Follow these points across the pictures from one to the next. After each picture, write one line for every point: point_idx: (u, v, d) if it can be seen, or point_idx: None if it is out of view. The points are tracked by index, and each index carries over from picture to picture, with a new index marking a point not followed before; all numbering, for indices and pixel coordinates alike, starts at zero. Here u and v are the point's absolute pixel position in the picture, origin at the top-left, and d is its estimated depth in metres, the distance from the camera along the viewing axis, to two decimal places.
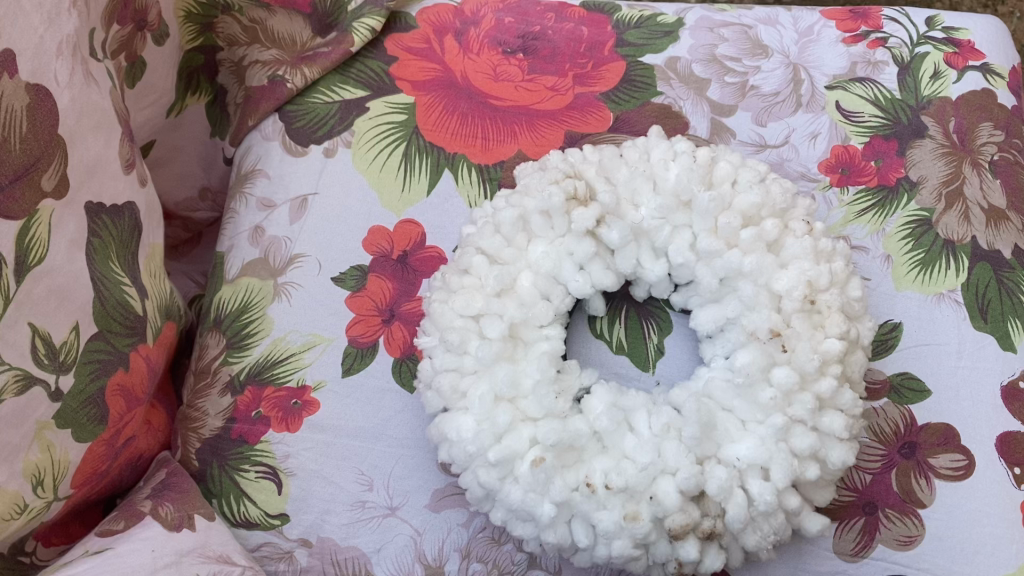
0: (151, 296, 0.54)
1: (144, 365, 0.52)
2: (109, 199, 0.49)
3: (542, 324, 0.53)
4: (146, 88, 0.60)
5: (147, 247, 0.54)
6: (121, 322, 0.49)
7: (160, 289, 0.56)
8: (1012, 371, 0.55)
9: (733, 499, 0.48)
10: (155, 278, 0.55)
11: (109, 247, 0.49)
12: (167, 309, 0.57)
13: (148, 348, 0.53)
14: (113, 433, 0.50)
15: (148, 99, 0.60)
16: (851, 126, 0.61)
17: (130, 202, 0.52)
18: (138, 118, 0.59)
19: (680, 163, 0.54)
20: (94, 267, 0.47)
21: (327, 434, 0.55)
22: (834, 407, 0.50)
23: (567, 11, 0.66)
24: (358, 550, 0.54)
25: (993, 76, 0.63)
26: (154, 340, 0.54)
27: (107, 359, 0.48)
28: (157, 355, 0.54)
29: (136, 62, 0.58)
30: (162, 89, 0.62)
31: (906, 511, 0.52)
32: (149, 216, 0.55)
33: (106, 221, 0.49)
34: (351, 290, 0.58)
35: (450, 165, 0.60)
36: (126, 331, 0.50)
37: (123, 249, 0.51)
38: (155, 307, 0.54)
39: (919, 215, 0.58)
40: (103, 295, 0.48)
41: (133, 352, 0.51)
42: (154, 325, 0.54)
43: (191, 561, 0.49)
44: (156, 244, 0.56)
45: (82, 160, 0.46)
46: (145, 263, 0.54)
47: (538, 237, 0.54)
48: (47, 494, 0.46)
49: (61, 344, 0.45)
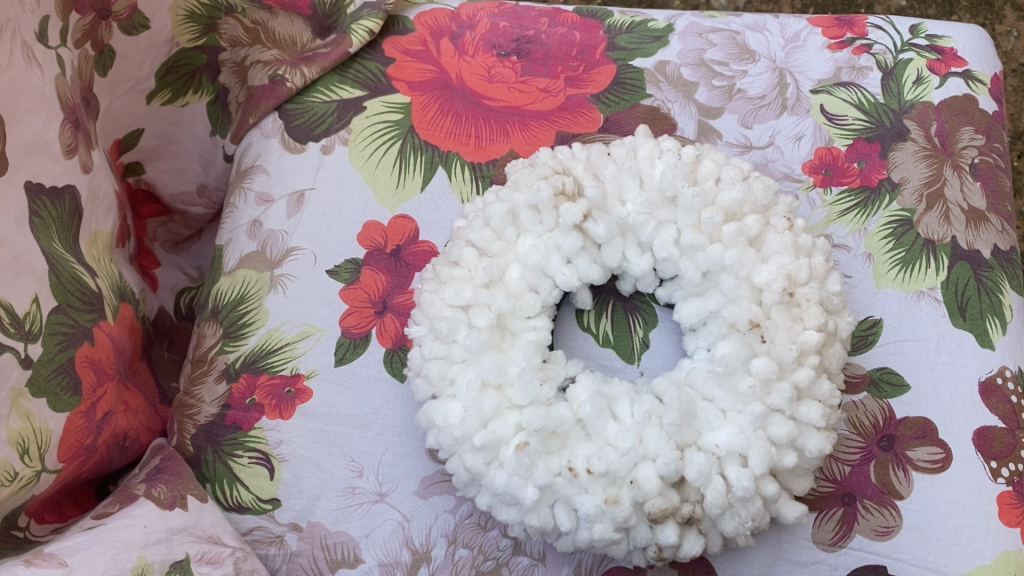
0: (101, 277, 0.56)
1: (107, 340, 0.54)
2: (48, 181, 0.51)
3: (529, 315, 0.54)
4: (119, 76, 0.62)
5: (88, 232, 0.56)
6: (79, 296, 0.51)
7: (109, 272, 0.58)
8: (990, 367, 0.56)
9: (712, 485, 0.49)
10: (101, 262, 0.57)
11: (50, 227, 0.50)
12: (120, 291, 0.59)
13: (109, 325, 0.55)
14: (90, 407, 0.52)
15: (123, 87, 0.63)
16: (835, 129, 0.63)
17: (72, 185, 0.53)
18: (113, 105, 0.63)
19: (666, 160, 0.55)
20: (41, 244, 0.49)
21: (319, 422, 0.57)
22: (811, 397, 0.51)
23: (561, 16, 0.68)
24: (347, 536, 0.55)
25: (975, 82, 0.65)
26: (113, 318, 0.56)
27: (71, 333, 0.50)
28: (119, 332, 0.57)
29: (105, 50, 0.60)
30: (138, 76, 0.64)
31: (884, 502, 0.53)
32: (92, 203, 0.57)
33: (46, 201, 0.50)
34: (345, 282, 0.60)
35: (443, 163, 0.62)
36: (84, 306, 0.52)
37: (65, 231, 0.52)
38: (107, 286, 0.57)
39: (900, 215, 0.60)
40: (57, 269, 0.50)
41: (96, 327, 0.53)
42: (110, 304, 0.56)
43: (181, 539, 0.51)
44: (101, 231, 0.58)
45: (19, 140, 0.48)
46: (88, 248, 0.56)
47: (527, 232, 0.56)
48: (34, 463, 0.47)
49: (25, 315, 0.47)
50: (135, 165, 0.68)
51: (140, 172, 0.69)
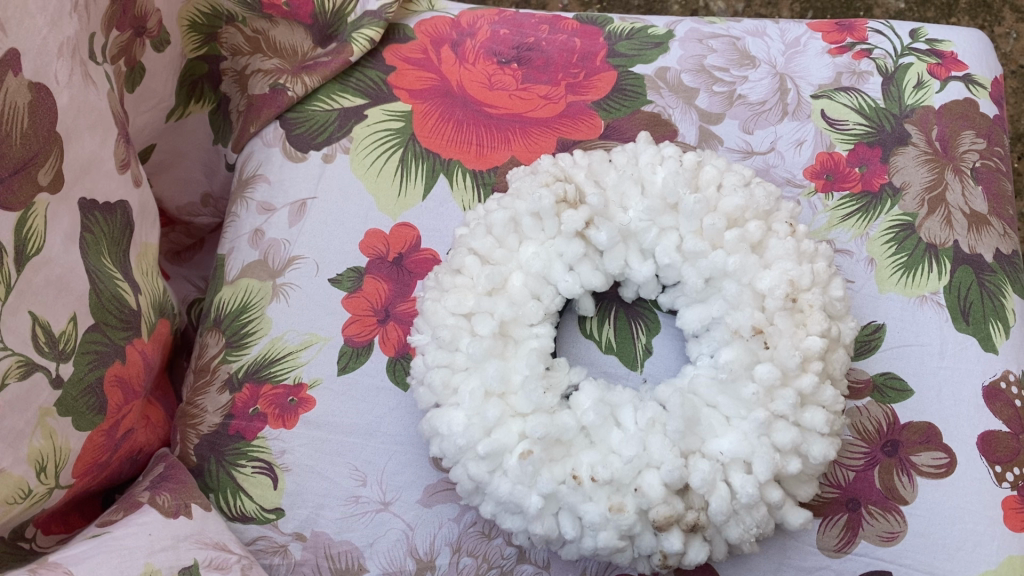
0: (145, 293, 0.56)
1: (140, 358, 0.54)
2: (102, 197, 0.51)
3: (532, 322, 0.55)
4: (146, 92, 0.62)
5: (139, 246, 0.56)
6: (117, 315, 0.51)
7: (153, 287, 0.57)
8: (993, 372, 0.56)
9: (716, 492, 0.49)
10: (147, 276, 0.57)
11: (100, 243, 0.50)
12: (161, 306, 0.58)
13: (143, 343, 0.55)
14: (112, 425, 0.52)
15: (147, 104, 0.62)
16: (836, 134, 0.63)
17: (123, 200, 0.53)
18: (137, 122, 0.62)
19: (667, 166, 0.55)
20: (88, 261, 0.49)
21: (322, 431, 0.56)
22: (815, 403, 0.51)
23: (561, 23, 0.68)
24: (351, 545, 0.55)
25: (976, 86, 0.65)
26: (149, 335, 0.56)
27: (104, 351, 0.50)
28: (153, 350, 0.56)
29: (135, 67, 0.60)
30: (162, 94, 0.64)
31: (888, 507, 0.53)
32: (142, 217, 0.57)
33: (98, 217, 0.50)
34: (347, 291, 0.60)
35: (444, 171, 0.62)
36: (122, 325, 0.52)
37: (115, 246, 0.52)
38: (149, 303, 0.56)
39: (902, 220, 0.60)
40: (99, 288, 0.50)
41: (129, 345, 0.53)
42: (148, 321, 0.56)
43: (188, 546, 0.50)
44: (149, 244, 0.58)
45: (77, 158, 0.48)
46: (138, 262, 0.56)
47: (529, 239, 0.56)
48: (50, 480, 0.47)
49: (61, 334, 0.47)
50: None
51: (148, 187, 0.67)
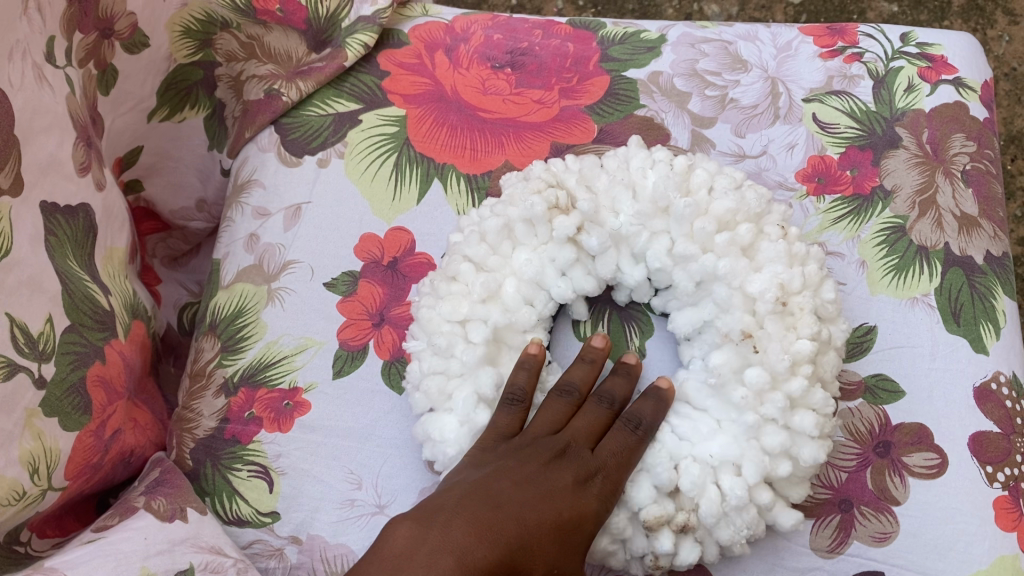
0: (116, 294, 0.57)
1: (118, 358, 0.54)
2: (63, 200, 0.51)
3: (525, 328, 0.55)
4: (123, 94, 0.63)
5: (103, 250, 0.57)
6: (92, 315, 0.52)
7: (123, 288, 0.58)
8: (984, 373, 0.56)
9: (707, 494, 0.50)
10: (115, 278, 0.58)
11: (65, 245, 0.51)
12: (133, 308, 0.59)
13: (121, 344, 0.55)
14: (100, 425, 0.52)
15: (126, 106, 0.63)
16: (827, 137, 0.63)
17: (85, 203, 0.54)
18: (116, 124, 0.63)
19: (658, 170, 0.56)
20: (56, 263, 0.49)
21: (317, 434, 0.57)
22: (806, 406, 0.51)
23: (554, 28, 0.68)
24: (346, 548, 0.54)
25: (966, 90, 0.65)
26: (125, 336, 0.56)
27: (84, 352, 0.50)
28: (131, 350, 0.57)
29: (107, 69, 0.60)
30: (140, 95, 0.64)
31: (881, 508, 0.54)
32: (106, 220, 0.58)
33: (60, 220, 0.51)
34: (342, 295, 0.60)
35: (439, 175, 0.62)
36: (97, 326, 0.52)
37: (80, 249, 0.53)
38: (121, 304, 0.57)
39: (893, 222, 0.60)
40: (70, 288, 0.50)
41: (107, 345, 0.53)
42: (123, 321, 0.56)
43: (184, 549, 0.51)
44: (114, 247, 0.59)
45: (36, 160, 0.49)
46: (103, 265, 0.57)
47: (521, 244, 0.56)
48: (43, 481, 0.47)
49: (39, 334, 0.47)
50: (133, 183, 0.68)
51: (140, 190, 0.69)
